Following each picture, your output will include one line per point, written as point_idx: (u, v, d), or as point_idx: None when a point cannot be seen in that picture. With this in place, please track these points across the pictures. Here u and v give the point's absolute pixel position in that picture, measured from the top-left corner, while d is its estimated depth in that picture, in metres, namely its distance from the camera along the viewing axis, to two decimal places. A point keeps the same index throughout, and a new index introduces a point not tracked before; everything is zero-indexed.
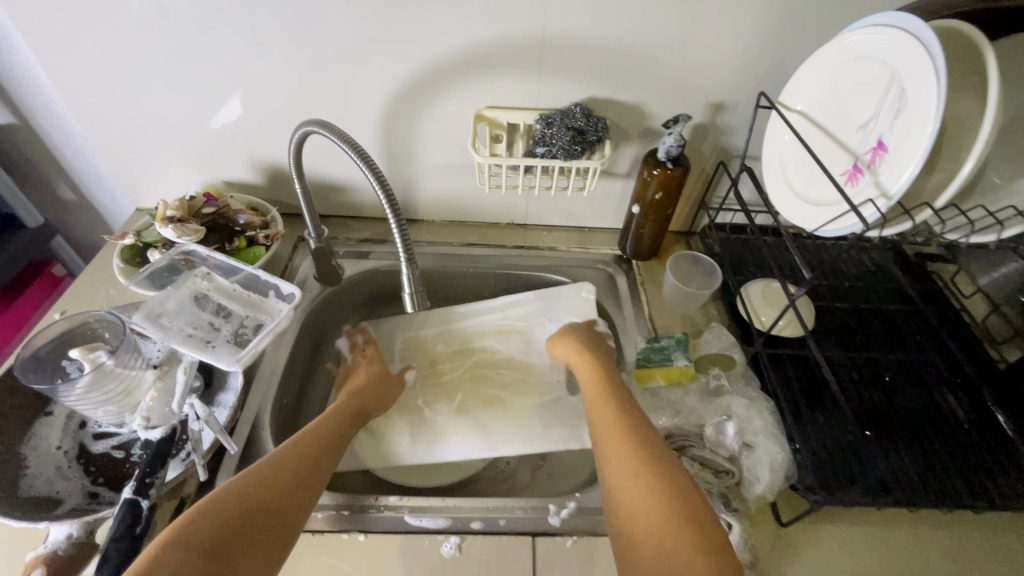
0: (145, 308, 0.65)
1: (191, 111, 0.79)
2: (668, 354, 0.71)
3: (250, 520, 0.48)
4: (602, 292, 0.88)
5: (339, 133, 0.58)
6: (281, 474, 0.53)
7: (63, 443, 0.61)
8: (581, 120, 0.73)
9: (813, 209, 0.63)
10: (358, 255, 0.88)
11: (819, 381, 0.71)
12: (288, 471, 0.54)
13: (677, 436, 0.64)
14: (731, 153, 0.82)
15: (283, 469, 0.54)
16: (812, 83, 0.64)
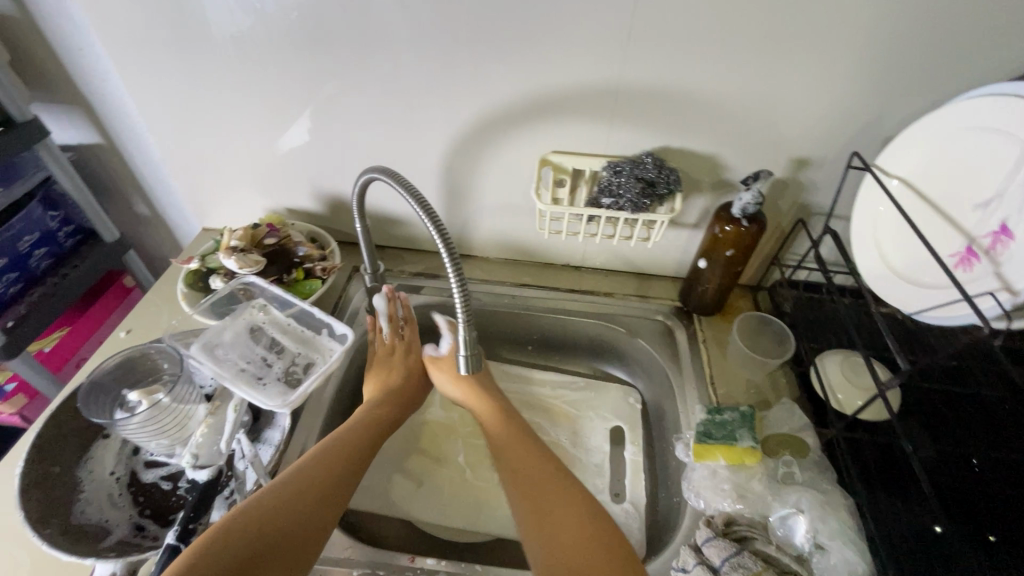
0: (201, 338, 0.65)
1: (262, 140, 0.81)
2: (732, 432, 0.65)
3: (276, 536, 0.50)
4: (659, 346, 0.84)
5: (403, 183, 0.57)
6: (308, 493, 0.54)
7: (117, 469, 0.62)
8: (653, 171, 0.69)
9: (916, 291, 0.58)
10: (410, 290, 0.87)
11: (903, 474, 0.64)
12: (315, 487, 0.55)
13: (738, 525, 0.59)
14: (812, 210, 0.76)
15: (310, 484, 0.55)
16: (918, 151, 0.57)
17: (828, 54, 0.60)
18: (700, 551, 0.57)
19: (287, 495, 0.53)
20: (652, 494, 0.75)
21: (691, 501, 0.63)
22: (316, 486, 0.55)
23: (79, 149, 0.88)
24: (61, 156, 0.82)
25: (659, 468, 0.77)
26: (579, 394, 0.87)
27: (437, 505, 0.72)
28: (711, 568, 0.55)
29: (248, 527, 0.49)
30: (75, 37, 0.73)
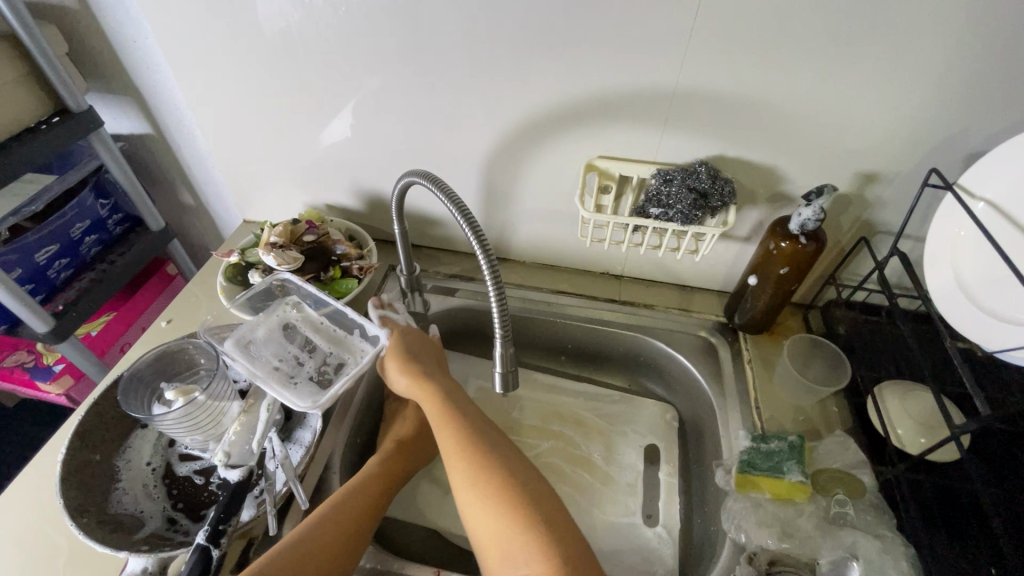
0: (236, 334, 0.65)
1: (305, 136, 0.80)
2: (779, 463, 0.61)
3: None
4: (700, 364, 0.80)
5: (443, 188, 0.55)
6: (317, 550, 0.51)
7: (153, 459, 0.63)
8: (706, 181, 0.65)
9: (1000, 326, 0.53)
10: (445, 292, 0.86)
11: (971, 524, 0.58)
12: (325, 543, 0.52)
13: (783, 566, 0.55)
14: (878, 229, 0.70)
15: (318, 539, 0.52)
16: (1008, 173, 0.52)
17: (910, 61, 0.55)
18: None
19: (294, 553, 0.50)
20: (686, 519, 0.72)
21: (731, 534, 0.59)
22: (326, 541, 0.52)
23: (131, 139, 0.90)
24: (113, 146, 0.84)
25: (695, 492, 0.73)
26: (613, 408, 0.84)
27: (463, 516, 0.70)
28: None
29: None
30: (129, 29, 0.74)
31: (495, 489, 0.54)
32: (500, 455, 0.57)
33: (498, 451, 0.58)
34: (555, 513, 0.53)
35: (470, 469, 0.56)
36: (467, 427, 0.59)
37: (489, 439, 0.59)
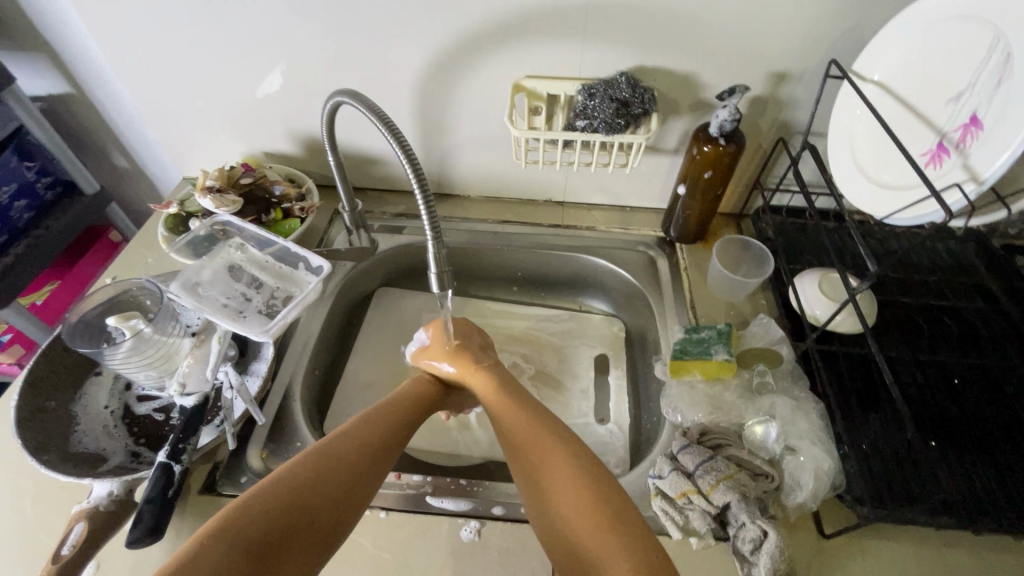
0: (181, 278, 0.67)
1: (232, 82, 0.79)
2: (707, 347, 0.66)
3: (292, 531, 0.42)
4: (642, 276, 0.84)
5: (367, 103, 0.56)
6: (336, 477, 0.47)
7: (110, 403, 0.63)
8: (626, 90, 0.68)
9: (886, 193, 0.56)
10: (393, 230, 0.87)
11: (878, 385, 0.65)
12: (346, 474, 0.48)
13: (713, 434, 0.60)
14: (792, 129, 0.75)
15: (336, 470, 0.47)
16: (893, 51, 0.56)
17: None
18: (675, 459, 0.59)
19: (314, 485, 0.45)
20: (635, 416, 0.77)
21: (669, 416, 0.65)
22: (343, 469, 0.48)
23: (48, 99, 0.86)
24: (29, 104, 0.80)
25: (642, 392, 0.78)
26: (564, 327, 0.88)
27: (425, 433, 0.74)
28: (685, 473, 0.57)
29: (264, 512, 0.42)
30: None
31: (565, 462, 0.49)
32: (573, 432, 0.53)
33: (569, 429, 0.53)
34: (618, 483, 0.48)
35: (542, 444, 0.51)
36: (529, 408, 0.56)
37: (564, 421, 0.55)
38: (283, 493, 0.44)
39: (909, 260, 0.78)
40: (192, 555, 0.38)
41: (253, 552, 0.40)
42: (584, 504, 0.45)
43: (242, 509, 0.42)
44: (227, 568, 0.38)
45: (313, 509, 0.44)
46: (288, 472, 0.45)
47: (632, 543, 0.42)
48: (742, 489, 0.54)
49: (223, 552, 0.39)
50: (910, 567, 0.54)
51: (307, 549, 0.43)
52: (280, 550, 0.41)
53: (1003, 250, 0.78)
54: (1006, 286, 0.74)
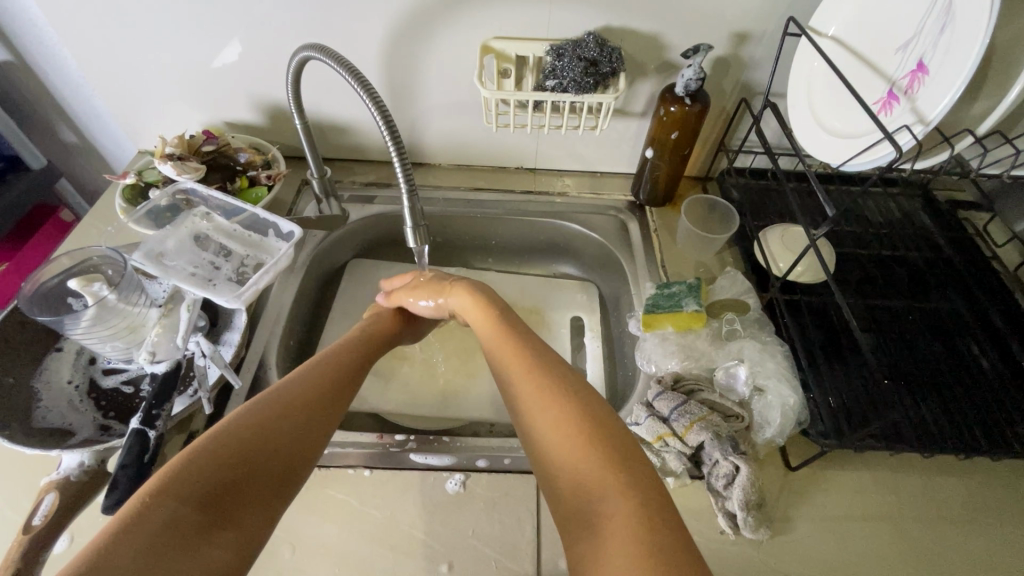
0: (144, 247, 0.65)
1: (184, 47, 0.75)
2: (678, 300, 0.69)
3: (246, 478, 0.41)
4: (614, 238, 0.85)
5: (334, 55, 0.55)
6: (283, 428, 0.45)
7: (74, 377, 0.61)
8: (595, 49, 0.68)
9: (841, 142, 0.59)
10: (363, 200, 0.86)
11: (837, 330, 0.68)
12: (299, 423, 0.47)
13: (687, 380, 0.63)
14: (754, 90, 0.77)
15: (287, 420, 0.46)
16: (847, 6, 0.58)
17: None
18: (651, 406, 0.61)
19: (267, 433, 0.44)
20: (611, 373, 0.79)
21: (643, 367, 0.67)
22: (292, 419, 0.47)
23: None
24: None
25: (617, 349, 0.80)
26: (540, 291, 0.89)
27: (406, 399, 0.74)
28: (661, 418, 0.59)
29: (217, 462, 0.40)
30: None
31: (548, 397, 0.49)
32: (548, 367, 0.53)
33: (535, 362, 0.53)
34: (595, 410, 0.48)
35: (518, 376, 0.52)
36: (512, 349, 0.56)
37: (538, 350, 0.56)
38: (235, 444, 0.42)
39: (862, 215, 0.83)
40: (141, 511, 0.35)
41: (208, 501, 0.38)
42: (566, 433, 0.46)
43: (192, 463, 0.39)
44: (182, 518, 0.36)
45: (268, 458, 0.43)
46: (235, 422, 0.44)
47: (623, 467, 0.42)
48: (715, 429, 0.57)
49: (175, 503, 0.37)
50: (868, 491, 0.58)
51: (263, 497, 0.41)
52: (237, 495, 0.40)
53: (947, 204, 0.83)
54: (950, 236, 0.79)
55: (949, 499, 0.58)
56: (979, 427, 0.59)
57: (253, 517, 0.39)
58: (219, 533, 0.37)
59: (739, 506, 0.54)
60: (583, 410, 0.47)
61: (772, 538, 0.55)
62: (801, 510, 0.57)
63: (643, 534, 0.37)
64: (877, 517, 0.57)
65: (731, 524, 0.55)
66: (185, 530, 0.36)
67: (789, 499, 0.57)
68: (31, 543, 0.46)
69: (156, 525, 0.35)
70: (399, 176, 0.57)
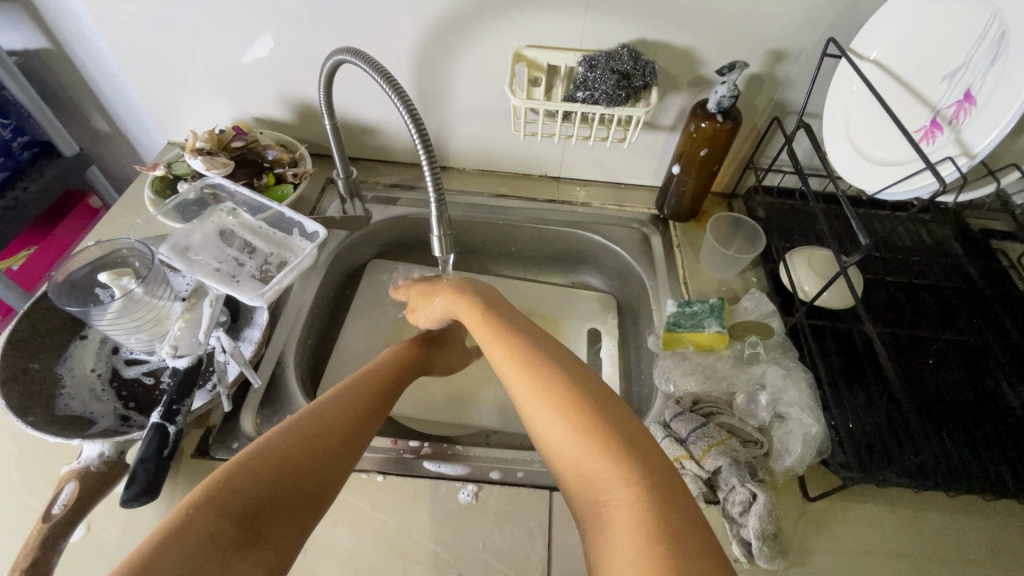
0: (171, 240, 0.66)
1: (219, 42, 0.76)
2: (699, 320, 0.68)
3: (277, 492, 0.41)
4: (635, 251, 0.84)
5: (369, 60, 0.55)
6: (317, 445, 0.45)
7: (97, 366, 0.62)
8: (628, 62, 0.67)
9: (879, 169, 0.58)
10: (386, 201, 0.86)
11: (862, 359, 0.67)
12: (328, 436, 0.47)
13: (705, 402, 0.62)
14: (787, 109, 0.75)
15: (312, 429, 0.46)
16: (891, 30, 0.57)
17: None
18: (669, 427, 0.60)
19: (298, 449, 0.44)
20: (626, 389, 0.79)
21: (661, 386, 0.66)
22: (325, 434, 0.47)
23: (24, 54, 0.82)
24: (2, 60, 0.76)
25: (634, 364, 0.80)
26: (558, 301, 0.89)
27: (420, 403, 0.74)
28: (678, 439, 0.59)
29: (248, 476, 0.40)
30: None
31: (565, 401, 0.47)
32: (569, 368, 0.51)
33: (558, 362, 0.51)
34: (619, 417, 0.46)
35: (534, 378, 0.50)
36: (530, 348, 0.54)
37: (558, 352, 0.54)
38: (270, 459, 0.42)
39: (891, 240, 0.81)
40: (180, 523, 0.36)
41: (244, 517, 0.38)
42: (586, 446, 0.44)
43: (227, 476, 0.40)
44: (220, 533, 0.36)
45: (299, 469, 0.43)
46: (271, 439, 0.44)
47: (655, 482, 0.40)
48: (733, 454, 0.56)
49: (214, 517, 0.37)
50: (888, 526, 0.57)
51: (294, 515, 0.41)
52: (271, 515, 0.40)
53: (980, 233, 0.81)
54: (982, 268, 0.77)
55: (973, 541, 0.57)
56: (1007, 467, 0.57)
57: (283, 533, 0.40)
58: (251, 549, 0.37)
59: (755, 535, 0.52)
60: (606, 417, 0.46)
61: (788, 570, 0.54)
62: (818, 543, 0.56)
63: (666, 553, 0.36)
64: (895, 553, 0.55)
65: (745, 553, 0.53)
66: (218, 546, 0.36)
67: (806, 531, 0.56)
68: (49, 532, 0.46)
69: (195, 540, 0.35)
70: (427, 182, 0.57)
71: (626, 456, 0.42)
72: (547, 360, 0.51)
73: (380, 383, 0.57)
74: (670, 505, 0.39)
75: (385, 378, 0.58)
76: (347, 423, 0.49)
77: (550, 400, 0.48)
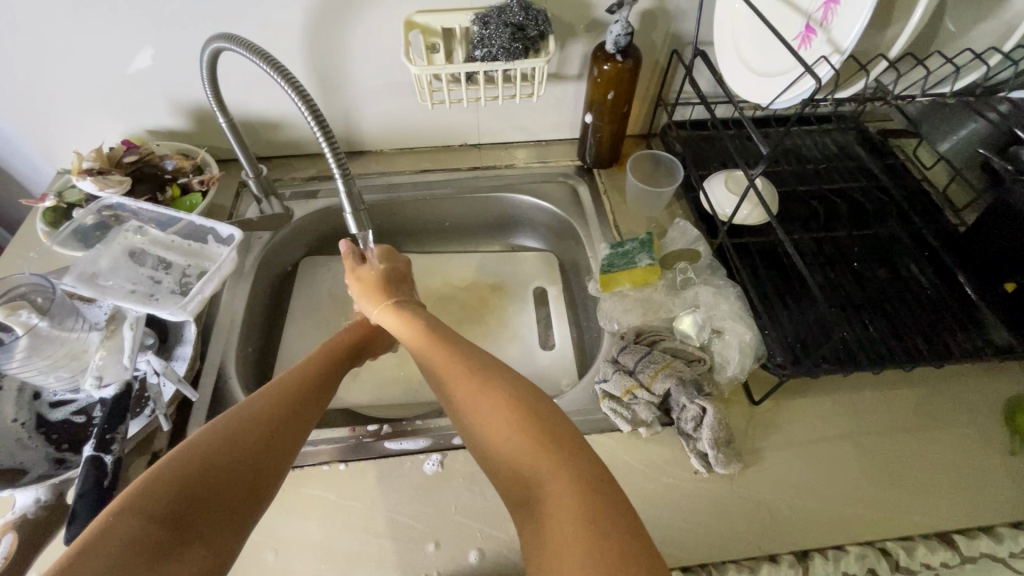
0: (75, 270, 0.62)
1: (90, 56, 0.71)
2: (632, 257, 0.70)
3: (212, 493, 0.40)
4: (566, 205, 0.86)
5: (245, 44, 0.53)
6: (249, 445, 0.44)
7: (19, 414, 0.57)
8: (520, 14, 0.66)
9: (768, 81, 0.60)
10: (307, 195, 0.83)
11: (786, 266, 0.71)
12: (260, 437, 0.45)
13: (649, 332, 0.64)
14: (683, 40, 0.77)
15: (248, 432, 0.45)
16: None
17: None
18: (617, 362, 0.62)
19: (231, 453, 0.43)
20: (578, 338, 0.81)
21: (607, 326, 0.69)
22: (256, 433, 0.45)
23: None
24: None
25: (582, 313, 0.82)
26: (501, 267, 0.89)
27: (377, 390, 0.74)
28: (627, 371, 0.61)
29: (178, 477, 0.39)
30: None
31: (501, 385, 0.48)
32: (499, 364, 0.52)
33: (491, 359, 0.53)
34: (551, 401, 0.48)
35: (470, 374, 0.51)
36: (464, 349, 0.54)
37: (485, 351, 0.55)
38: (197, 459, 0.41)
39: (799, 153, 0.85)
40: (104, 529, 0.35)
41: (171, 519, 0.37)
42: (522, 416, 0.45)
43: (153, 479, 0.38)
44: (144, 537, 0.36)
45: (231, 471, 0.42)
46: (199, 440, 0.42)
47: (583, 450, 0.43)
48: (679, 375, 0.58)
49: (139, 521, 0.36)
50: (827, 413, 0.61)
51: (224, 521, 0.40)
52: (201, 517, 0.39)
53: (879, 134, 0.86)
54: (883, 164, 0.82)
55: (903, 410, 0.62)
56: (923, 341, 0.62)
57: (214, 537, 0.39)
58: (182, 552, 0.36)
59: (709, 445, 0.55)
60: (539, 399, 0.47)
61: (743, 470, 0.57)
62: (767, 440, 0.59)
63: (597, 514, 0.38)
64: (835, 435, 0.60)
65: (703, 463, 0.56)
66: (147, 550, 0.35)
67: (754, 431, 0.60)
68: None
69: (117, 545, 0.35)
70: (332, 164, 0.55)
71: (558, 428, 0.44)
72: (478, 359, 0.53)
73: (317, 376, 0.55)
74: (590, 477, 0.41)
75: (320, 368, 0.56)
76: (286, 423, 0.48)
77: (486, 388, 0.49)
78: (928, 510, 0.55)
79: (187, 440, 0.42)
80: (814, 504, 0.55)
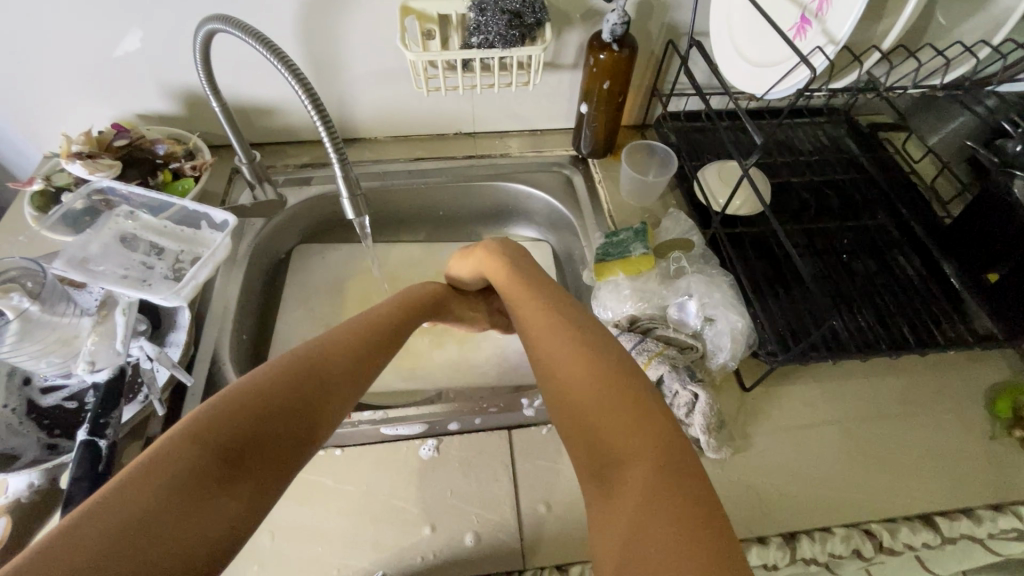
0: (67, 255, 0.62)
1: (77, 38, 0.69)
2: (626, 246, 0.70)
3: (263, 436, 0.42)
4: (561, 194, 0.86)
5: (241, 26, 0.52)
6: (303, 394, 0.46)
7: (9, 400, 0.56)
8: (517, 1, 0.66)
9: (763, 72, 0.60)
10: (300, 182, 0.82)
11: (778, 256, 0.72)
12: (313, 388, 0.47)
13: (643, 320, 0.65)
14: (679, 31, 0.77)
15: (304, 379, 0.47)
16: None
17: None
18: None
19: (288, 399, 0.45)
20: None
21: (600, 314, 0.69)
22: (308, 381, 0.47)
23: None
24: None
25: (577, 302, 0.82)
26: None
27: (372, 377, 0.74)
28: None
29: (240, 415, 0.42)
30: None
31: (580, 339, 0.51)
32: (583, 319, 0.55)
33: (573, 313, 0.56)
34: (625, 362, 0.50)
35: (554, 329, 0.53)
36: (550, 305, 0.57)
37: (570, 303, 0.57)
38: (252, 398, 0.43)
39: (791, 145, 0.86)
40: (167, 450, 0.38)
41: (227, 455, 0.40)
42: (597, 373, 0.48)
43: (217, 412, 0.41)
44: (201, 466, 0.38)
45: (284, 416, 0.44)
46: (260, 381, 0.45)
47: (650, 413, 0.44)
48: (672, 361, 0.59)
49: (197, 450, 0.39)
50: (815, 400, 0.63)
51: (271, 464, 0.42)
52: (252, 458, 0.41)
53: (869, 127, 0.87)
54: (872, 156, 0.83)
55: (888, 397, 0.63)
56: (909, 331, 0.64)
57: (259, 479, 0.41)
58: (232, 487, 0.39)
59: (701, 431, 0.56)
60: (611, 356, 0.50)
61: (734, 456, 0.58)
62: (757, 426, 0.61)
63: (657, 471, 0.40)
64: (823, 421, 0.61)
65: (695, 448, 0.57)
66: (202, 480, 0.38)
67: (745, 417, 0.61)
68: None
69: (177, 468, 0.37)
70: (330, 152, 0.55)
71: (625, 387, 0.46)
72: (562, 314, 0.55)
73: (390, 332, 0.57)
74: (661, 438, 0.42)
75: (388, 322, 0.58)
76: (342, 378, 0.49)
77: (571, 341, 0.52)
78: (911, 493, 0.57)
79: (251, 376, 0.45)
80: (802, 488, 0.56)
